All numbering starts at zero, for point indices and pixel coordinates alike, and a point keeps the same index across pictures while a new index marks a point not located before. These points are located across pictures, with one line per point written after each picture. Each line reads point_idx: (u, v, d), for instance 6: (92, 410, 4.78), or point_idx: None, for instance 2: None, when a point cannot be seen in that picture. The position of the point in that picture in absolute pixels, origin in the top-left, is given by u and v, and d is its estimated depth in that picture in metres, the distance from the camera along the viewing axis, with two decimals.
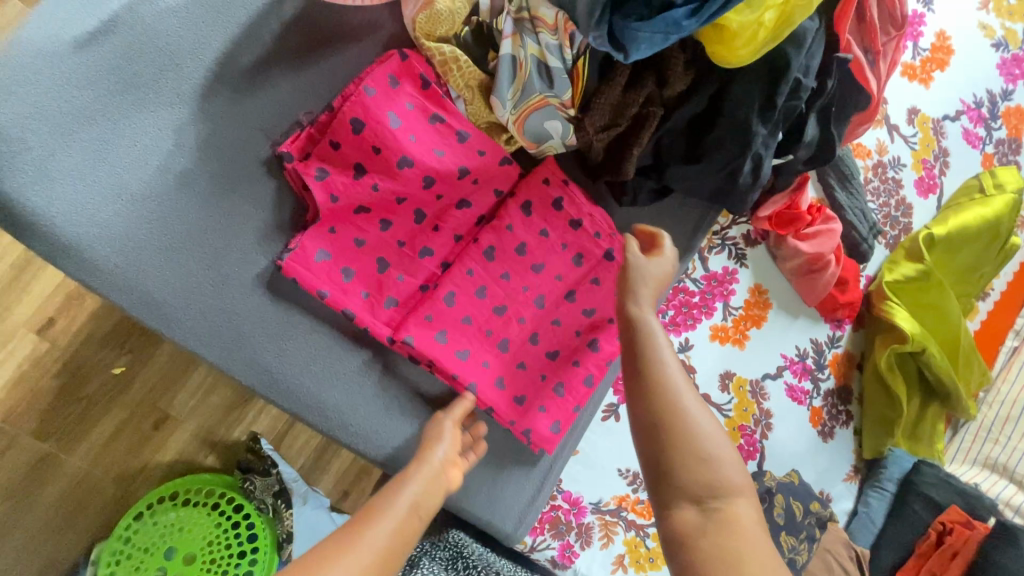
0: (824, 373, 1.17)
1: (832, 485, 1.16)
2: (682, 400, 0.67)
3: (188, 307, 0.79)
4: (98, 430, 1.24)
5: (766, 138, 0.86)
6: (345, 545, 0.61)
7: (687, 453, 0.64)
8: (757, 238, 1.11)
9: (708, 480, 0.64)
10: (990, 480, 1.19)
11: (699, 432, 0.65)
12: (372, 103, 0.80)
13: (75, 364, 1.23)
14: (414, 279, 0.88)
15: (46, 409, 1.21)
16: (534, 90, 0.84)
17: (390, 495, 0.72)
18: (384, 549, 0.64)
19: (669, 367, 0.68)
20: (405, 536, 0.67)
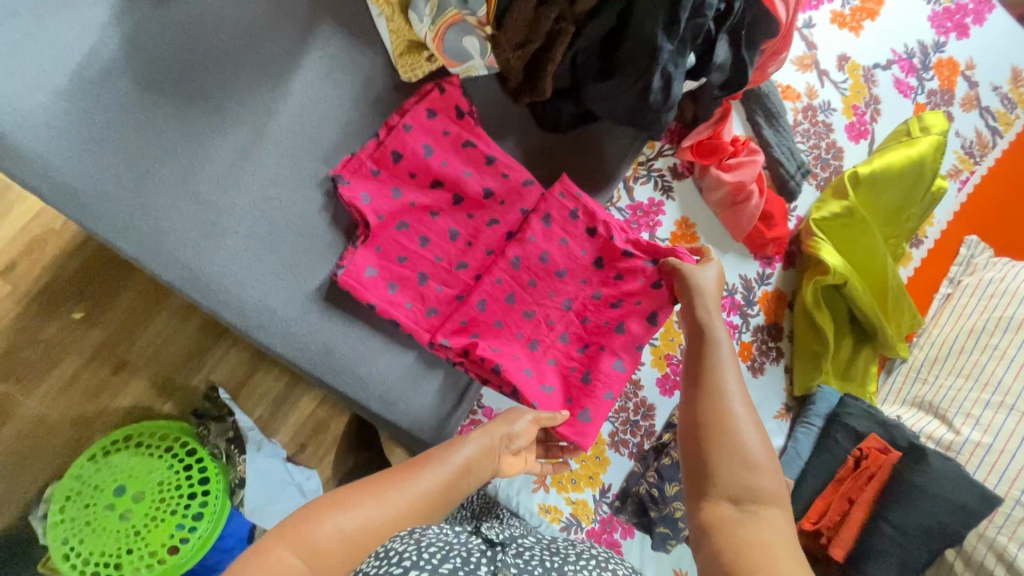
0: (754, 309, 1.20)
1: (763, 419, 1.19)
2: (732, 406, 0.72)
3: (110, 203, 0.81)
4: (58, 371, 1.27)
5: (672, 57, 0.90)
6: (368, 497, 0.63)
7: (731, 454, 0.69)
8: (684, 172, 1.14)
9: (747, 480, 0.67)
10: (916, 417, 1.19)
11: (743, 434, 0.69)
12: (408, 136, 0.94)
13: (36, 305, 1.27)
14: (450, 287, 0.98)
15: (5, 348, 1.25)
16: (450, 5, 0.88)
17: (444, 455, 0.72)
18: (418, 499, 0.66)
19: (726, 377, 0.76)
20: (427, 510, 0.66)
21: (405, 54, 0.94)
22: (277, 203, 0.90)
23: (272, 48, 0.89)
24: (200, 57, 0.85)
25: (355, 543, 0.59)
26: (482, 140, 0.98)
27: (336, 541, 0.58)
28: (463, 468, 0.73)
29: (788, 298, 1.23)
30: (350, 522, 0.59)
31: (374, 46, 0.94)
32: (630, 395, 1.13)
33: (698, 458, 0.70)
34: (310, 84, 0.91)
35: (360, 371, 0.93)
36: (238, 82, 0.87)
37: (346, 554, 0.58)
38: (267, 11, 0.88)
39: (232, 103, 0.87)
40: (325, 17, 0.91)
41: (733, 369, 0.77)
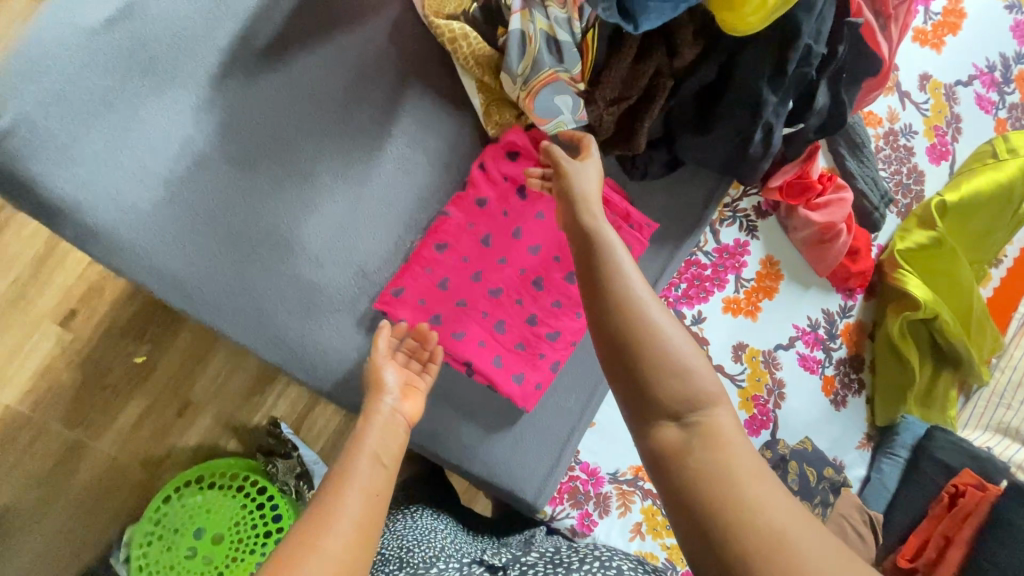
0: (836, 343, 1.18)
1: (845, 452, 1.18)
2: (642, 307, 0.54)
3: (217, 290, 0.80)
4: (124, 416, 1.22)
5: (775, 106, 0.87)
6: (291, 570, 0.45)
7: (656, 368, 0.51)
8: (767, 210, 1.11)
9: (682, 392, 0.51)
10: (1003, 444, 1.20)
11: (665, 339, 0.52)
12: (495, 174, 0.91)
13: (99, 351, 1.21)
14: (524, 328, 0.93)
15: (73, 398, 1.19)
16: (545, 65, 0.84)
17: (346, 464, 0.58)
18: (361, 518, 0.52)
19: (625, 276, 0.57)
20: (364, 539, 0.50)
21: (493, 111, 0.90)
22: (373, 278, 0.88)
23: (364, 117, 0.86)
24: (293, 136, 0.83)
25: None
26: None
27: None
28: (374, 462, 0.60)
29: (868, 329, 1.21)
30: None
31: (461, 106, 0.91)
32: None
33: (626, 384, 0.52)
34: (401, 152, 0.88)
35: (464, 438, 0.93)
36: (332, 155, 0.85)
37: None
38: (357, 80, 0.86)
39: (328, 177, 0.85)
40: (414, 81, 0.88)
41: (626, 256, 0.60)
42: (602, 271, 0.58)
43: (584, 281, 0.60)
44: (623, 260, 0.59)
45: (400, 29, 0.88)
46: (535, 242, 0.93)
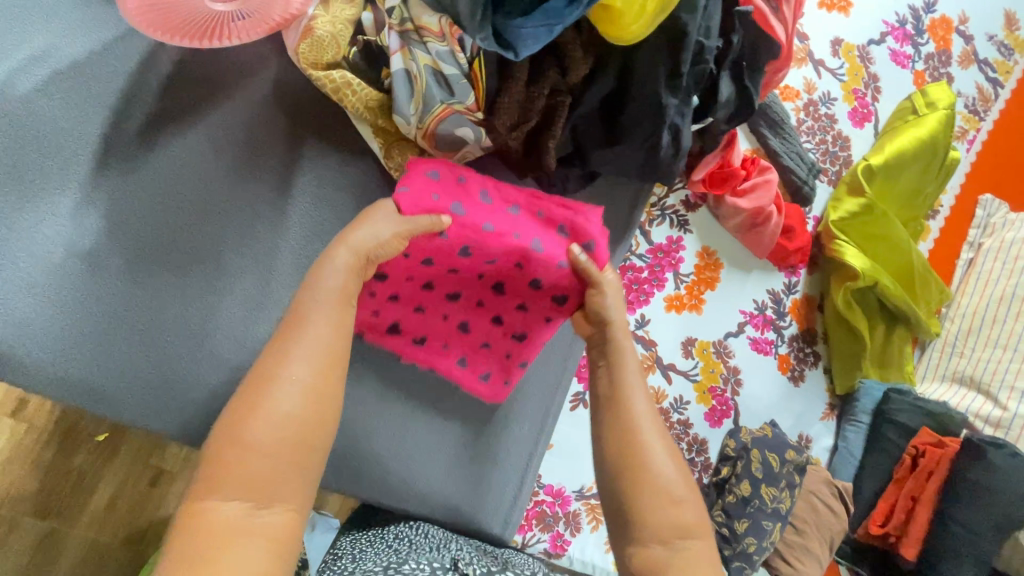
0: (786, 321, 1.18)
1: (810, 426, 1.19)
2: (649, 440, 0.66)
3: (132, 389, 0.77)
4: (96, 497, 1.18)
5: (678, 108, 0.85)
6: (253, 417, 0.55)
7: (655, 496, 0.63)
8: (697, 202, 1.10)
9: (674, 519, 0.62)
10: (960, 394, 1.20)
11: (665, 471, 0.64)
12: (419, 195, 0.75)
13: (56, 438, 1.17)
14: (489, 328, 0.90)
15: (38, 489, 1.15)
16: (435, 100, 0.82)
17: (313, 312, 0.62)
18: (290, 418, 0.56)
19: (638, 405, 0.68)
20: (321, 389, 0.58)
21: (395, 154, 0.87)
22: None
23: (260, 183, 0.83)
24: (187, 216, 0.80)
25: (283, 454, 0.55)
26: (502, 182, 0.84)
27: (251, 470, 0.53)
28: (336, 305, 0.63)
29: (816, 301, 1.21)
30: (255, 442, 0.54)
31: (362, 155, 0.88)
32: (682, 436, 1.10)
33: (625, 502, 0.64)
34: (306, 212, 0.85)
35: (422, 487, 0.92)
36: (233, 229, 0.82)
37: (275, 474, 0.54)
38: (246, 145, 0.82)
39: (233, 253, 0.82)
40: (307, 137, 0.85)
41: (641, 385, 0.71)
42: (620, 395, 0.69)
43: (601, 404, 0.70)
44: (636, 390, 0.71)
45: (283, 87, 0.84)
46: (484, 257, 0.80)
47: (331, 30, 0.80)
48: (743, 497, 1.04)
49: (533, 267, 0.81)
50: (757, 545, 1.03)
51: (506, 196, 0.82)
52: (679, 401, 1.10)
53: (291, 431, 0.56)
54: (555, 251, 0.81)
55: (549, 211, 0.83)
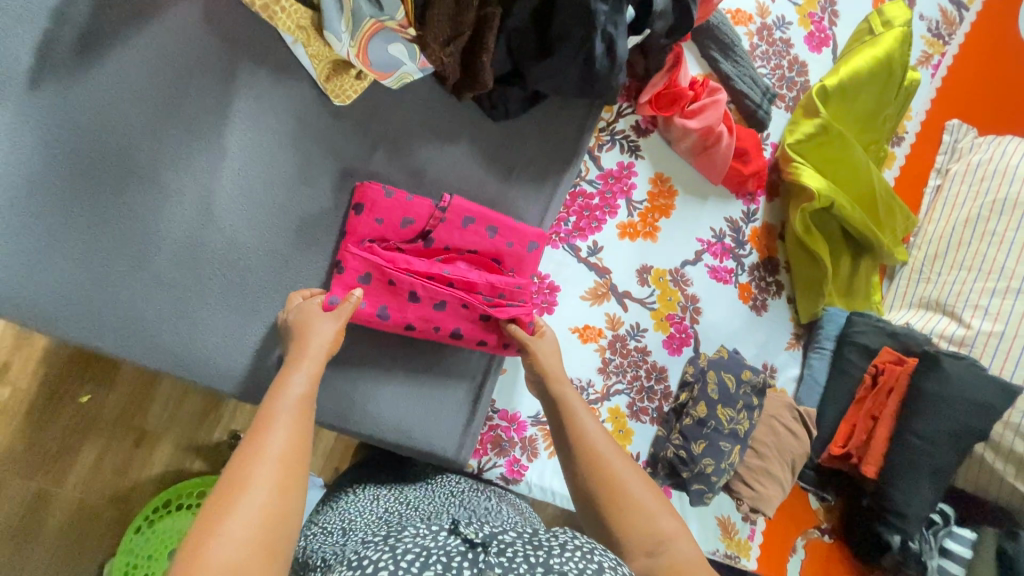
0: (745, 249, 1.17)
1: (774, 355, 1.18)
2: (613, 464, 0.71)
3: (76, 306, 0.79)
4: (81, 458, 1.16)
5: (610, 16, 0.86)
6: (233, 504, 0.51)
7: (624, 514, 0.67)
8: (647, 127, 1.09)
9: (647, 529, 0.65)
10: (925, 318, 1.18)
11: (631, 489, 0.68)
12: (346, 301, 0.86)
13: (39, 400, 1.14)
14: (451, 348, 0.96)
15: (21, 450, 1.12)
16: (365, 15, 0.83)
17: (277, 409, 0.62)
18: (265, 508, 0.52)
19: (597, 439, 0.74)
20: (292, 477, 0.56)
21: (333, 79, 0.89)
22: (243, 265, 0.87)
23: (196, 104, 0.84)
24: (124, 135, 0.81)
25: (262, 539, 0.50)
26: (429, 279, 0.89)
27: (228, 557, 0.48)
28: (299, 410, 0.63)
29: (777, 230, 1.20)
30: (233, 533, 0.49)
31: (297, 76, 0.88)
32: (641, 363, 1.10)
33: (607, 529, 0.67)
34: (245, 132, 0.86)
35: (372, 409, 0.93)
36: (170, 150, 0.83)
37: (257, 561, 0.49)
38: (181, 65, 0.83)
39: (170, 175, 0.83)
40: (243, 58, 0.86)
41: (593, 422, 0.77)
42: (577, 434, 0.75)
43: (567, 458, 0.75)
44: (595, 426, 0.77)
45: (215, 9, 0.85)
46: (422, 322, 0.90)
47: None
48: (699, 419, 1.03)
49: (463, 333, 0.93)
50: (715, 466, 1.02)
51: (433, 292, 0.89)
52: (636, 328, 1.10)
53: (271, 515, 0.52)
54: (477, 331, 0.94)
55: (473, 302, 0.91)
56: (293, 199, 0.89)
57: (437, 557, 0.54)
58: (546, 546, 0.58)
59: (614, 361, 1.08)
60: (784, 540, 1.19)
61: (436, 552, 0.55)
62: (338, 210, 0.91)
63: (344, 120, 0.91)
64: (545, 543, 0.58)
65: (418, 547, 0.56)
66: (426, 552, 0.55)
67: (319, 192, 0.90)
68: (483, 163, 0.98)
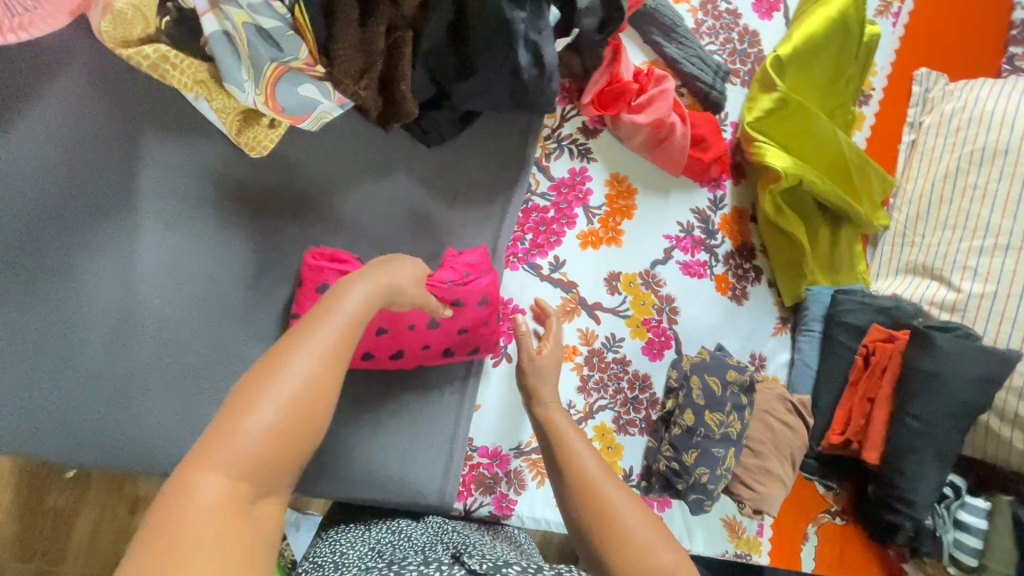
0: (717, 239, 1.12)
1: (761, 344, 1.13)
2: (603, 488, 0.65)
3: (7, 417, 0.74)
4: (77, 533, 1.12)
5: (531, 23, 0.79)
6: (263, 394, 0.46)
7: (618, 547, 0.60)
8: (595, 127, 1.02)
9: (643, 562, 0.58)
10: (914, 285, 1.12)
11: (622, 514, 0.62)
12: None
13: (25, 482, 1.10)
14: (431, 351, 0.88)
15: (16, 534, 1.09)
16: (263, 60, 0.75)
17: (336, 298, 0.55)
18: (309, 386, 0.48)
19: (586, 462, 0.69)
20: (333, 380, 0.49)
21: (247, 134, 0.81)
22: (181, 343, 0.81)
23: (98, 180, 0.78)
24: (25, 224, 0.75)
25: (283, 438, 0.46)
26: None
27: (241, 459, 0.43)
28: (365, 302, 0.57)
29: (748, 213, 1.14)
30: (254, 432, 0.44)
31: (206, 133, 0.82)
32: (622, 374, 1.05)
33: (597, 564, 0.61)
34: (158, 202, 0.80)
35: (342, 471, 0.88)
36: (79, 234, 0.77)
37: (275, 460, 0.45)
38: (78, 140, 0.77)
39: (86, 261, 0.77)
40: (145, 123, 0.80)
41: (584, 448, 0.71)
42: (568, 463, 0.69)
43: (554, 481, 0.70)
44: (583, 449, 0.72)
45: (103, 74, 0.78)
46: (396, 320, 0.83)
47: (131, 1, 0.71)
48: (688, 428, 0.99)
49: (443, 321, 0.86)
50: (711, 474, 0.98)
51: None
52: (612, 339, 1.04)
53: (298, 413, 0.47)
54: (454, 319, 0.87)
55: (442, 294, 0.82)
56: (225, 265, 0.83)
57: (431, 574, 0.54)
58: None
59: (594, 377, 1.03)
60: (794, 531, 1.17)
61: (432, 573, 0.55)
62: (273, 270, 0.85)
63: (264, 171, 0.85)
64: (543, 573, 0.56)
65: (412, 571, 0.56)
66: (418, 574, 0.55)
67: (249, 252, 0.84)
68: (423, 195, 0.92)
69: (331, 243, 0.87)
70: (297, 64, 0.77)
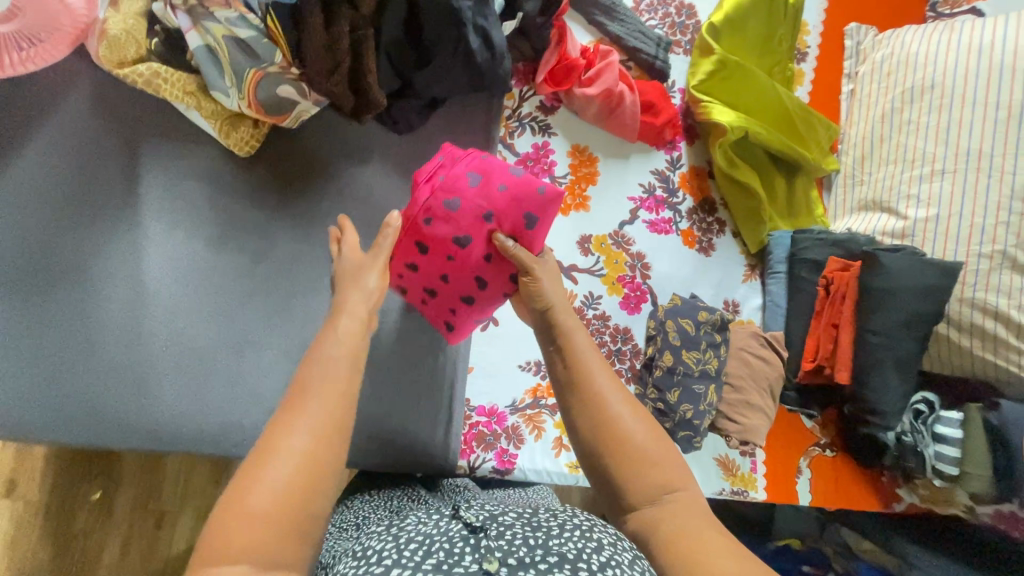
0: (679, 197, 1.20)
1: (733, 291, 1.20)
2: (615, 407, 0.68)
3: (41, 408, 0.82)
4: (107, 552, 1.20)
5: (477, 10, 0.91)
6: (252, 484, 0.51)
7: (630, 460, 0.66)
8: (552, 104, 1.12)
9: (652, 476, 0.65)
10: (869, 219, 1.19)
11: (635, 432, 0.67)
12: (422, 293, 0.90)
13: (55, 508, 1.18)
14: (489, 258, 0.84)
15: (50, 557, 1.17)
16: (243, 66, 0.85)
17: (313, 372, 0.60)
18: (295, 470, 0.53)
19: (603, 386, 0.70)
20: (326, 450, 0.55)
21: (230, 131, 0.90)
22: (192, 330, 0.89)
23: (106, 190, 0.87)
24: (47, 234, 0.84)
25: (285, 515, 0.51)
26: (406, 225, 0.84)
27: (245, 551, 0.49)
28: (341, 371, 0.61)
29: (705, 170, 1.22)
30: (251, 525, 0.50)
31: (198, 141, 0.91)
32: (603, 329, 1.12)
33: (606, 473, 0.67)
34: (160, 205, 0.89)
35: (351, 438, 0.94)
36: (93, 237, 0.86)
37: (276, 544, 0.50)
38: (85, 156, 0.86)
39: (101, 265, 0.86)
40: (143, 136, 0.89)
41: (598, 365, 0.71)
42: (580, 381, 0.70)
43: (564, 394, 0.72)
44: (594, 365, 0.72)
45: (102, 97, 0.88)
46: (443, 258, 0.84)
47: (122, 27, 0.81)
48: (668, 367, 1.06)
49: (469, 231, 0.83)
50: (695, 410, 1.05)
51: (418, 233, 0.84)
52: (590, 297, 1.12)
53: (295, 493, 0.52)
54: (470, 220, 0.82)
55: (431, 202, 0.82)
56: (226, 257, 0.91)
57: (440, 543, 0.56)
58: (545, 527, 0.59)
59: None
60: (788, 467, 1.22)
61: (439, 539, 0.57)
62: (270, 257, 0.93)
63: (253, 170, 0.94)
64: (545, 524, 0.60)
65: (421, 535, 0.58)
66: (429, 540, 0.57)
67: (246, 244, 0.93)
68: (400, 179, 1.01)
69: (320, 228, 0.96)
70: (272, 68, 0.87)
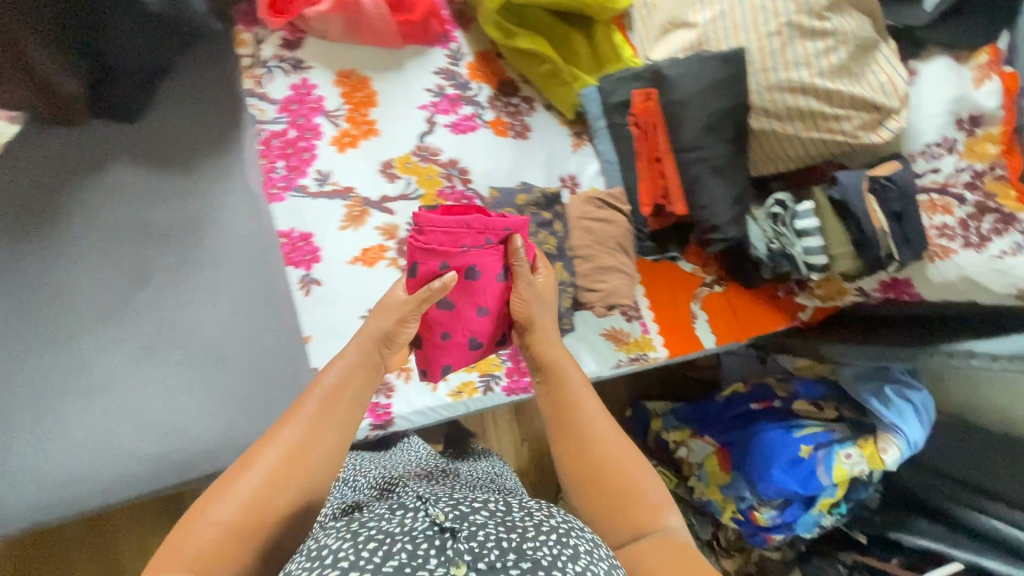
0: (472, 88, 1.12)
1: (565, 165, 1.15)
2: (601, 437, 0.67)
3: None
4: None
5: None
6: (222, 492, 0.56)
7: (610, 490, 0.63)
8: (296, 37, 1.02)
9: (634, 510, 0.62)
10: (676, 42, 1.10)
11: (618, 459, 0.65)
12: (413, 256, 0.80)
13: None
14: (457, 336, 0.87)
15: None
16: None
17: (307, 396, 0.65)
18: (263, 484, 0.57)
19: (590, 415, 0.69)
20: (297, 471, 0.59)
21: None
22: None
23: None
24: None
25: (235, 534, 0.54)
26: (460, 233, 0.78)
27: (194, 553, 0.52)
28: (329, 399, 0.65)
29: (493, 52, 1.15)
30: (204, 533, 0.53)
31: None
32: None
33: (584, 505, 0.64)
34: None
35: (195, 448, 0.88)
36: None
37: (223, 555, 0.53)
38: None
39: None
40: None
41: (587, 395, 0.72)
42: (565, 409, 0.70)
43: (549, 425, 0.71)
44: (582, 399, 0.71)
45: None
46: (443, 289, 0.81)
47: None
48: None
49: (468, 303, 0.84)
50: None
51: (459, 260, 0.79)
52: None
53: (251, 509, 0.55)
54: (489, 300, 0.84)
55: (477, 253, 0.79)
56: None
57: (401, 544, 0.42)
58: (521, 524, 0.45)
59: None
60: (681, 318, 1.19)
61: (402, 538, 0.43)
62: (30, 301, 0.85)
63: None
64: (520, 521, 0.46)
65: (382, 530, 0.44)
66: (392, 537, 0.43)
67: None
68: (154, 171, 0.93)
69: (84, 254, 0.89)
70: None
